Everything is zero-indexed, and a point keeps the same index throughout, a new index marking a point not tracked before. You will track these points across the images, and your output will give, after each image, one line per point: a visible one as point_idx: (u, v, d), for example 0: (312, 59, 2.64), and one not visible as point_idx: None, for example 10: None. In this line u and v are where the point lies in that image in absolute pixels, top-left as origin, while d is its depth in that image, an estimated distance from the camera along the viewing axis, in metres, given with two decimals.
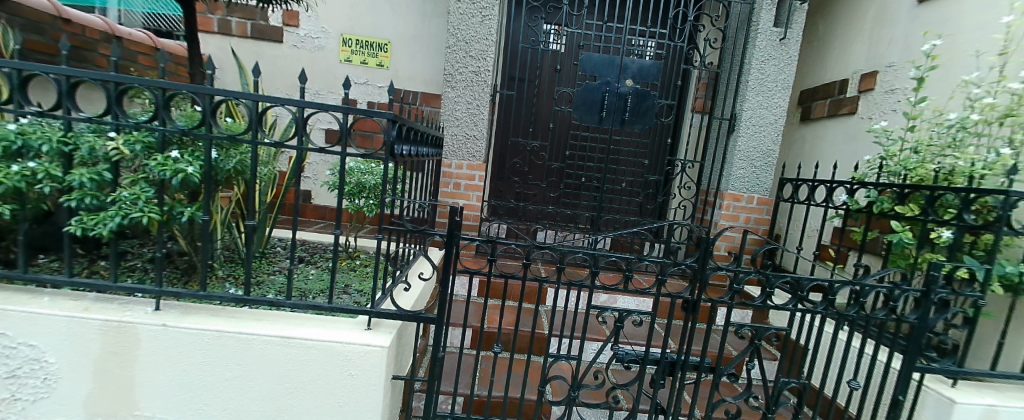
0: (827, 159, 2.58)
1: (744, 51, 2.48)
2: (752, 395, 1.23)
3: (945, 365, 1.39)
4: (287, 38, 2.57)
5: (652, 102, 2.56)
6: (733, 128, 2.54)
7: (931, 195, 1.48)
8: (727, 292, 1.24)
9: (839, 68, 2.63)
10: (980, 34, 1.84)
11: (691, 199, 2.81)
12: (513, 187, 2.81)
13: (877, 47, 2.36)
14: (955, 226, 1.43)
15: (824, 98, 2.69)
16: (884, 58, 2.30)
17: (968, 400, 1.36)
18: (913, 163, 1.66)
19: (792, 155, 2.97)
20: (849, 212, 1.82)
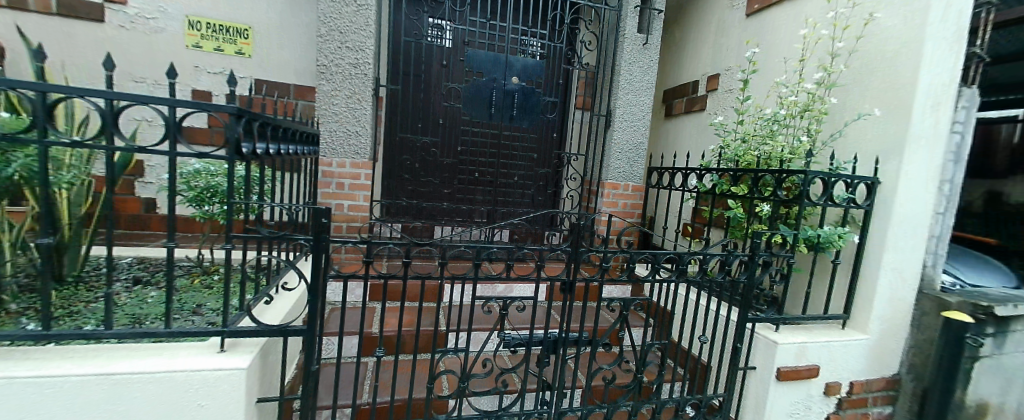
0: (684, 150, 2.97)
1: (614, 53, 2.73)
2: (623, 359, 1.50)
3: (770, 314, 1.81)
4: (111, 17, 2.14)
5: (538, 100, 2.69)
6: (609, 123, 2.78)
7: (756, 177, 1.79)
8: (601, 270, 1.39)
9: (691, 70, 3.03)
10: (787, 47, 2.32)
11: (578, 189, 3.01)
12: (405, 184, 2.72)
13: (718, 53, 2.78)
14: (772, 202, 1.76)
15: (681, 96, 3.08)
16: (723, 62, 2.71)
17: (785, 341, 1.88)
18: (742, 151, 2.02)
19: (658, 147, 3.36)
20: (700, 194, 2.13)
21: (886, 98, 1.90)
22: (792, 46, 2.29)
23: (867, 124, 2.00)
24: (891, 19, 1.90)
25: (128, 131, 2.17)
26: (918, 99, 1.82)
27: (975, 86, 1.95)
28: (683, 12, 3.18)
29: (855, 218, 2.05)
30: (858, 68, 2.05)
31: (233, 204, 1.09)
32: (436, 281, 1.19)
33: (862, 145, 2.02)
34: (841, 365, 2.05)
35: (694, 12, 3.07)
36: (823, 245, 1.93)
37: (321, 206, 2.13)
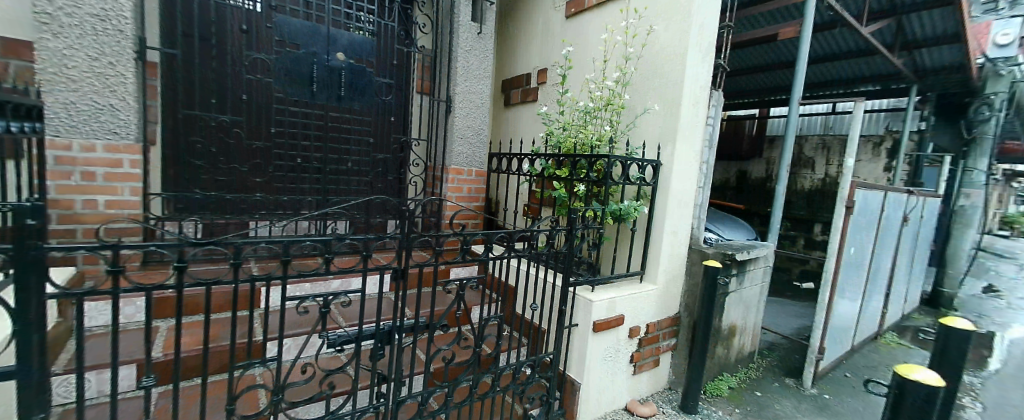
0: (523, 136, 3.44)
1: (450, 41, 2.79)
2: (460, 337, 1.57)
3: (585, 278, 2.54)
4: None
5: (368, 80, 2.66)
6: (450, 109, 2.88)
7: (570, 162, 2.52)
8: (461, 250, 1.70)
9: (525, 63, 3.48)
10: (593, 48, 2.93)
11: (421, 175, 3.04)
12: (194, 172, 2.28)
13: (545, 48, 3.26)
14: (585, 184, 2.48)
15: (517, 87, 3.51)
16: (549, 57, 3.22)
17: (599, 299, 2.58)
18: (563, 140, 2.79)
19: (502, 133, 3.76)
20: (538, 176, 2.88)
21: (658, 95, 2.62)
22: (597, 48, 2.89)
23: (649, 117, 2.70)
24: (662, 32, 2.55)
25: None
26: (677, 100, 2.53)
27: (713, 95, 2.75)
28: (517, 9, 3.58)
29: (643, 195, 2.87)
30: (645, 73, 2.69)
31: None
32: (251, 284, 1.15)
33: (647, 133, 2.73)
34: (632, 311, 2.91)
35: (525, 10, 3.49)
36: (622, 216, 2.73)
37: (54, 203, 1.82)
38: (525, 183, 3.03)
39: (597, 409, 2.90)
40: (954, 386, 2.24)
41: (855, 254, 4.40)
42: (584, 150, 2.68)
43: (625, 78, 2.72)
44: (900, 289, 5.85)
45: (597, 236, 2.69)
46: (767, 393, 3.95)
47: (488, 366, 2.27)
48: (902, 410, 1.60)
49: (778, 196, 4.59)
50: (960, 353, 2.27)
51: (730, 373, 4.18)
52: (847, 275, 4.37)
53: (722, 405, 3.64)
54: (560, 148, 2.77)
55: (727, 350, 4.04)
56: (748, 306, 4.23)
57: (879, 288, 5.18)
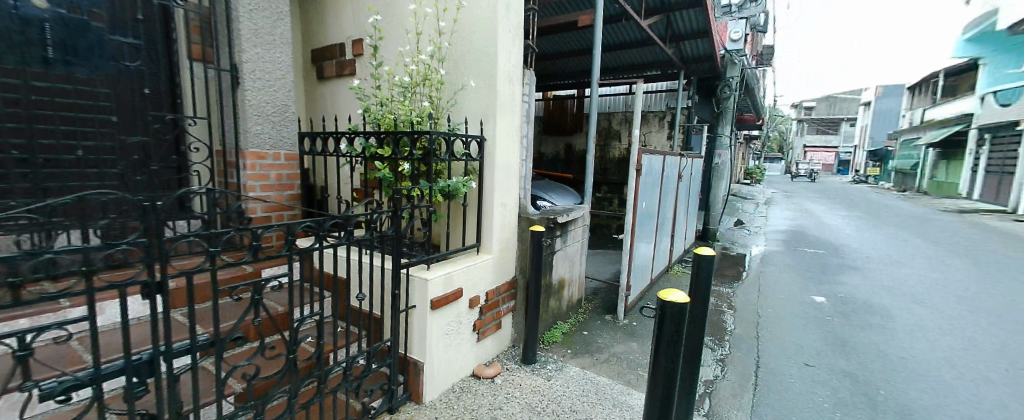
0: (347, 112, 3.53)
1: (228, 14, 2.90)
2: (264, 347, 1.68)
3: (419, 258, 2.70)
4: None
5: (91, 42, 2.62)
6: (237, 80, 2.99)
7: (396, 139, 2.57)
8: (250, 249, 1.65)
9: (336, 34, 3.49)
10: (404, 21, 3.10)
11: (208, 162, 3.10)
12: None
13: (357, 16, 3.32)
14: (410, 161, 2.61)
15: (330, 59, 3.52)
16: (360, 29, 3.32)
17: (434, 278, 2.66)
18: (380, 116, 2.71)
19: (318, 108, 3.73)
20: (354, 156, 2.76)
21: (471, 71, 3.03)
22: (408, 21, 3.08)
23: (468, 92, 3.06)
24: (470, 9, 2.90)
25: None
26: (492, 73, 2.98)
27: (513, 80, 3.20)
28: None
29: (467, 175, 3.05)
30: (460, 53, 3.07)
31: None
32: None
33: (472, 109, 3.10)
34: (468, 283, 3.10)
35: None
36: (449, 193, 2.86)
37: None
38: (345, 164, 2.89)
39: (446, 381, 3.02)
40: (704, 299, 2.98)
41: (647, 208, 5.45)
42: (403, 126, 2.66)
43: (441, 55, 3.01)
44: (681, 230, 7.52)
45: (428, 216, 2.76)
46: (591, 331, 4.66)
47: (307, 373, 2.18)
48: (666, 327, 2.08)
49: (591, 163, 5.38)
50: (707, 275, 3.01)
51: (564, 320, 4.78)
52: (642, 224, 5.37)
53: (558, 348, 4.16)
54: (378, 124, 2.70)
55: (558, 301, 4.62)
56: (572, 261, 4.86)
57: (667, 232, 6.54)
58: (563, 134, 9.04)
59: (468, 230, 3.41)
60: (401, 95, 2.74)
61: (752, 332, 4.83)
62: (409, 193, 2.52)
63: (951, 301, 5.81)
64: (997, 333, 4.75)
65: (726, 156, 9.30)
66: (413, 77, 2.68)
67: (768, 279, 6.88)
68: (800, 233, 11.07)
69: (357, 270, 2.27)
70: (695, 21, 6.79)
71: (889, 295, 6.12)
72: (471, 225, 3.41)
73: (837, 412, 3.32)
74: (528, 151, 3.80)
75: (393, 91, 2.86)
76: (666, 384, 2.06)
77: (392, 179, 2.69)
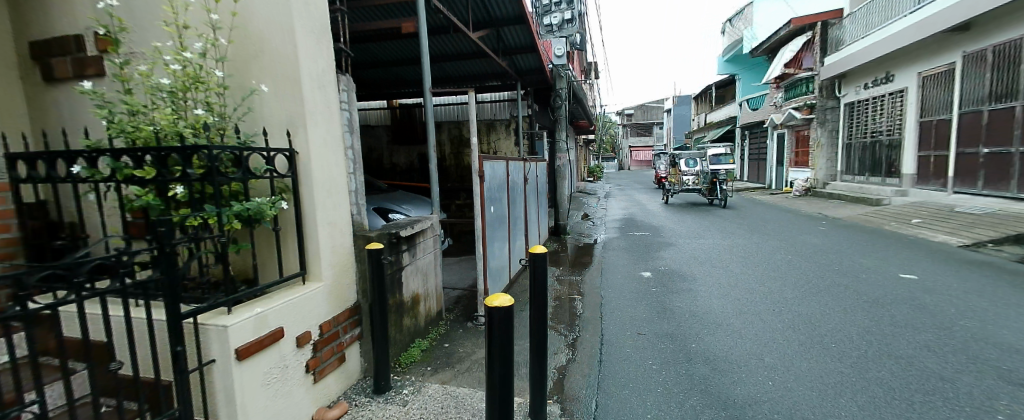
0: (92, 123, 2.76)
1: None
2: None
3: (209, 302, 2.30)
4: None
5: None
6: None
7: (159, 157, 2.17)
8: None
9: (69, 20, 2.71)
10: (149, 14, 2.66)
11: None
12: None
13: (94, 8, 2.68)
14: (182, 181, 2.24)
15: (63, 55, 2.70)
16: (97, 19, 2.67)
17: (235, 323, 2.33)
18: (135, 127, 2.28)
19: (53, 120, 2.82)
20: (95, 179, 2.25)
21: (264, 78, 2.91)
22: (157, 10, 2.63)
23: (260, 96, 2.92)
24: (247, 14, 2.84)
25: None
26: (283, 79, 2.87)
27: (317, 88, 3.02)
28: None
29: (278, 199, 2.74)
30: (244, 58, 2.91)
31: None
32: None
33: (275, 119, 2.95)
34: (290, 320, 2.73)
35: None
36: (249, 215, 2.52)
37: None
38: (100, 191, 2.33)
39: None
40: (544, 293, 3.07)
41: (496, 212, 5.58)
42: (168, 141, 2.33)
43: (222, 56, 2.77)
44: (534, 229, 7.97)
45: (223, 246, 2.40)
46: (452, 342, 4.51)
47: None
48: (496, 332, 2.21)
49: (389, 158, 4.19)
50: (543, 268, 3.20)
51: (422, 337, 4.51)
52: (494, 227, 5.49)
53: (416, 369, 3.90)
54: (131, 137, 2.29)
55: (414, 317, 4.34)
56: (425, 273, 4.65)
57: (520, 232, 6.85)
58: (414, 143, 8.84)
59: (287, 256, 3.06)
60: (166, 101, 2.38)
61: (597, 313, 5.34)
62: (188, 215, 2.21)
63: (734, 262, 7.40)
64: (762, 281, 6.18)
65: (566, 159, 10.25)
66: (175, 82, 2.37)
67: (608, 264, 7.75)
68: (632, 220, 12.87)
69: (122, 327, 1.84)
70: (523, 37, 7.28)
71: (695, 263, 7.47)
72: (289, 252, 3.06)
73: (660, 368, 3.87)
74: (355, 163, 3.59)
75: (156, 99, 2.45)
76: (501, 386, 2.21)
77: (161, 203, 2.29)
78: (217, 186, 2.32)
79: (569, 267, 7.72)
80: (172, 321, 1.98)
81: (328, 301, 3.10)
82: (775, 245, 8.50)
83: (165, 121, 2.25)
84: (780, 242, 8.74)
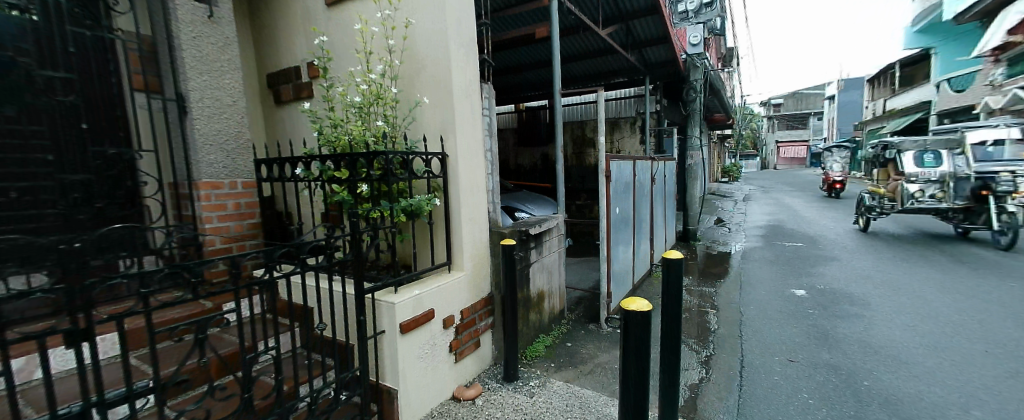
0: (302, 135, 3.52)
1: (170, 33, 2.72)
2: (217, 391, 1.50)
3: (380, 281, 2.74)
4: None
5: (23, 72, 2.30)
6: (184, 109, 2.80)
7: (351, 161, 2.68)
8: (192, 286, 1.58)
9: (290, 56, 3.51)
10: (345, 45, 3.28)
11: (160, 195, 2.85)
12: None
13: (308, 42, 3.39)
14: (366, 181, 2.73)
15: (287, 83, 3.51)
16: (308, 53, 3.40)
17: (399, 301, 2.73)
18: (336, 137, 2.86)
19: (279, 133, 3.69)
20: (310, 179, 2.88)
21: (424, 92, 3.29)
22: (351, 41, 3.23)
23: (421, 108, 3.35)
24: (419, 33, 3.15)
25: None
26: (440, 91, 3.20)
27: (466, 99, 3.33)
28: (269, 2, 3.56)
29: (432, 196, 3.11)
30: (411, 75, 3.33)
31: None
32: None
33: (431, 127, 3.35)
34: (440, 304, 3.09)
35: (275, 4, 3.54)
36: (411, 211, 2.92)
37: None
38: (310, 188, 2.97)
39: (422, 405, 2.97)
40: (677, 302, 2.90)
41: (621, 213, 5.45)
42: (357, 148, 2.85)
43: (395, 75, 3.24)
44: (661, 233, 7.55)
45: (392, 235, 2.85)
46: (576, 342, 4.56)
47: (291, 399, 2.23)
48: (631, 337, 2.18)
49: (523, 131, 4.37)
50: (677, 277, 3.03)
51: (546, 333, 4.67)
52: (619, 228, 5.36)
53: (541, 363, 4.06)
54: (334, 146, 2.86)
55: (540, 313, 4.51)
56: (551, 271, 4.79)
57: (646, 236, 6.56)
58: (539, 144, 9.11)
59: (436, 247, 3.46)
60: (356, 116, 2.92)
61: (735, 331, 4.80)
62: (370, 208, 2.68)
63: (925, 286, 5.93)
64: (972, 315, 4.83)
65: (698, 157, 9.44)
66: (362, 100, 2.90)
67: (749, 277, 6.90)
68: (778, 228, 11.23)
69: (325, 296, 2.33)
70: (655, 29, 6.92)
71: (866, 284, 6.20)
72: (437, 243, 3.46)
73: (821, 405, 3.32)
74: (493, 165, 3.87)
75: (348, 113, 3.02)
76: (635, 395, 2.17)
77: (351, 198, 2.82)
78: (390, 185, 2.76)
79: (700, 277, 7.11)
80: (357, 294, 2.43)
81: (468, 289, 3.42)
82: (991, 269, 6.57)
83: (356, 132, 2.77)
84: (1000, 265, 6.71)
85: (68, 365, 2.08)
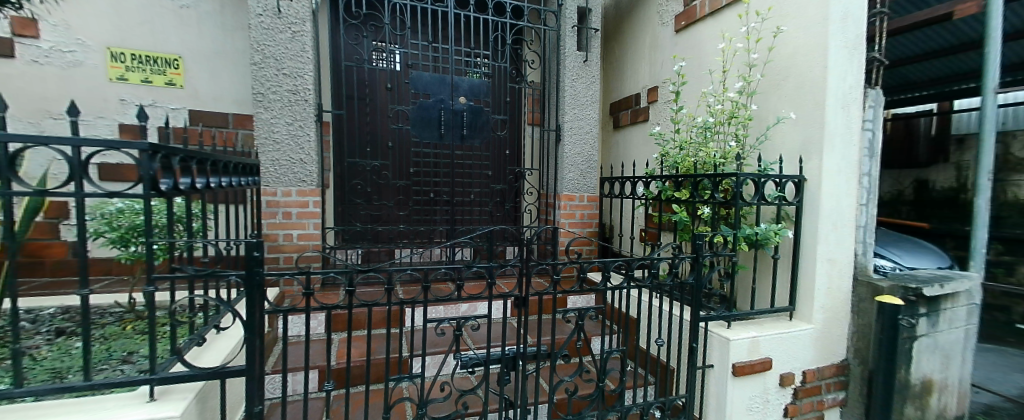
0: (631, 160, 2.98)
1: (557, 72, 2.76)
2: (583, 369, 1.51)
3: (719, 312, 1.94)
4: (23, 53, 1.99)
5: (486, 118, 2.65)
6: (559, 137, 2.81)
7: (694, 181, 1.95)
8: (578, 281, 1.54)
9: (632, 84, 3.01)
10: (709, 59, 2.34)
11: (535, 203, 2.97)
12: (362, 187, 2.57)
13: (655, 66, 2.76)
14: (712, 204, 1.91)
15: (626, 110, 3.05)
16: (658, 76, 2.73)
17: (737, 337, 1.88)
18: (680, 158, 2.14)
19: (610, 158, 3.33)
20: (648, 201, 2.32)
21: (804, 101, 1.92)
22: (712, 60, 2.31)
23: (788, 127, 2.01)
24: (799, 30, 1.93)
25: (51, 171, 2.02)
26: (829, 100, 1.86)
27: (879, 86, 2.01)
28: (619, 31, 3.16)
29: (788, 214, 2.06)
30: (783, 74, 2.01)
31: (163, 240, 1.15)
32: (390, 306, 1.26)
33: (788, 146, 2.01)
34: (780, 355, 1.98)
35: (630, 30, 3.04)
36: (762, 242, 1.94)
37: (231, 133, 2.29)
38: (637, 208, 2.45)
39: None
40: None
41: None
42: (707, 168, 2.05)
43: (761, 86, 2.10)
44: None
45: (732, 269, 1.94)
46: None
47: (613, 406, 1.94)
48: None
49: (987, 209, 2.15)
50: None
51: None
52: None
53: None
54: (676, 167, 2.14)
55: None
56: (949, 356, 2.19)
57: None
58: None
59: (763, 293, 2.16)
60: (702, 136, 2.11)
61: None
62: (708, 231, 1.88)
63: None
64: None
65: None
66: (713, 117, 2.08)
67: None
68: None
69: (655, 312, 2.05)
70: None
71: None
72: (765, 285, 2.15)
73: None
74: (874, 193, 2.02)
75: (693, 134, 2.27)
76: None
77: (690, 227, 2.11)
78: (738, 206, 1.85)
79: None
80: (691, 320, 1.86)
81: (848, 347, 2.11)
82: None
83: (706, 151, 2.00)
84: None
85: (488, 311, 2.03)
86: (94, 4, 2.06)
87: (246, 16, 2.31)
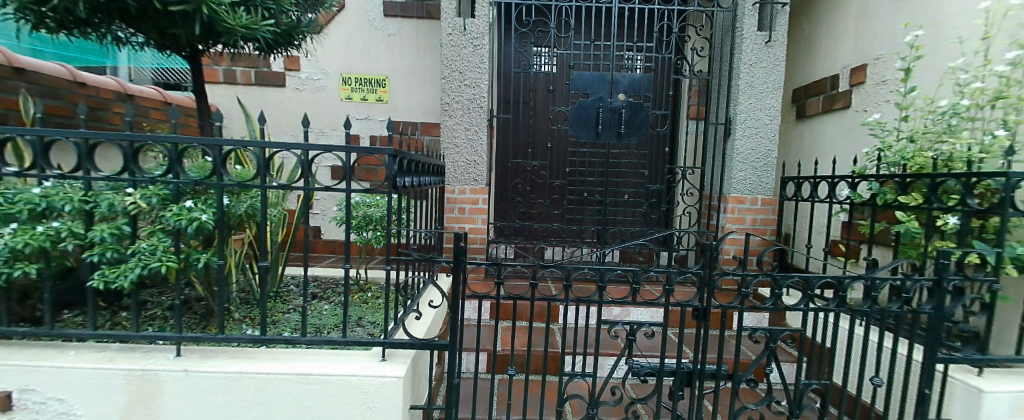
0: (825, 155, 2.49)
1: (732, 58, 2.45)
2: (772, 399, 1.31)
3: (968, 354, 1.47)
4: (289, 82, 2.65)
5: (646, 114, 2.52)
6: (728, 132, 2.49)
7: (933, 182, 1.53)
8: (771, 298, 1.31)
9: (829, 63, 2.51)
10: (960, 20, 1.78)
11: (695, 205, 2.73)
12: (521, 186, 2.73)
13: (864, 41, 2.25)
14: (961, 212, 1.47)
15: (817, 95, 2.57)
16: (871, 51, 2.20)
17: (996, 389, 1.40)
18: (910, 153, 1.67)
19: (791, 154, 2.84)
20: (854, 206, 1.87)
21: None
22: (960, 22, 1.77)
23: None
24: None
25: None
26: None
27: None
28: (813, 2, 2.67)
29: None
30: None
31: (391, 232, 1.30)
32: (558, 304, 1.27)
33: None
34: None
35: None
36: None
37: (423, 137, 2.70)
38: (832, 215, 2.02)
39: None
40: None
41: None
42: (953, 166, 1.58)
43: None
44: None
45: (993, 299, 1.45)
46: None
47: None
48: None
49: None
50: None
51: None
52: None
53: None
54: (903, 164, 1.68)
55: None
56: None
57: None
58: None
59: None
60: (945, 123, 1.63)
61: None
62: (958, 249, 1.43)
63: None
64: None
65: None
66: (964, 97, 1.59)
67: None
68: None
69: (860, 344, 1.65)
70: None
71: None
72: None
73: None
74: None
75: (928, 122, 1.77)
76: None
77: (922, 243, 1.65)
78: (1008, 217, 1.39)
79: None
80: (926, 361, 1.46)
81: None
82: None
83: (957, 142, 1.53)
84: None
85: (650, 320, 1.93)
86: (334, 41, 2.63)
87: (435, 37, 2.65)
